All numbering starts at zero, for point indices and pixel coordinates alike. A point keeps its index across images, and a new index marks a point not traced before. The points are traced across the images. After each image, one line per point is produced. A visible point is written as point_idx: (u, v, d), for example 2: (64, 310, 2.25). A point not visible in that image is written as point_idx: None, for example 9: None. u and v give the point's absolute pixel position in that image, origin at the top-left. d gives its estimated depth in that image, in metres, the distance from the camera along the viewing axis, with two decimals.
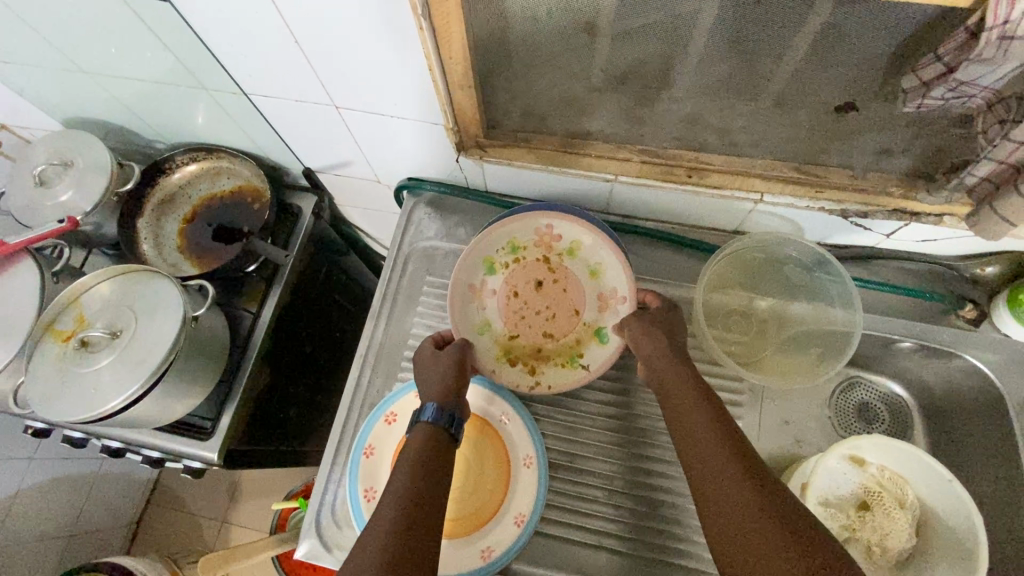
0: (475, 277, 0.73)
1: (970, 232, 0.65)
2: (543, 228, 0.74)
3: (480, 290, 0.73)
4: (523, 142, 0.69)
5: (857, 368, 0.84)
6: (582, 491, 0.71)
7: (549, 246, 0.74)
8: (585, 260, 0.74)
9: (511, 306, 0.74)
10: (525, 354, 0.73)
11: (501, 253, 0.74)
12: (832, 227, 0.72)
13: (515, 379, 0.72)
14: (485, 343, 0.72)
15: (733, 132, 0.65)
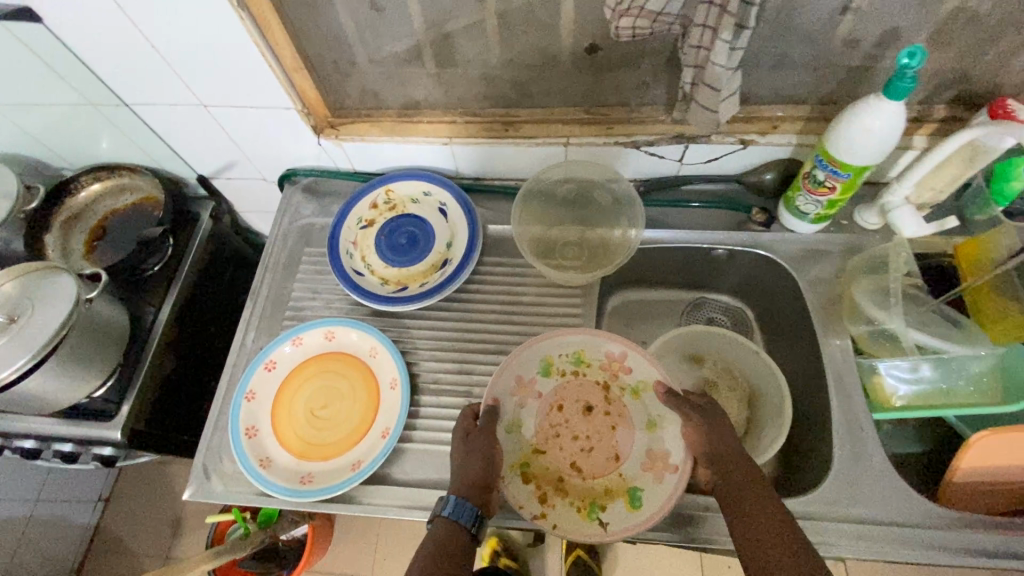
0: (529, 372, 0.76)
1: (737, 143, 0.81)
2: (615, 356, 0.77)
3: (524, 387, 0.75)
4: (366, 118, 0.84)
5: (700, 290, 0.97)
6: (453, 403, 0.78)
7: (615, 370, 0.76)
8: (647, 407, 0.74)
9: (548, 417, 0.75)
10: (546, 471, 0.72)
11: (561, 364, 0.77)
12: (634, 161, 0.86)
13: (521, 498, 0.69)
14: (510, 443, 0.73)
15: (528, 87, 0.80)
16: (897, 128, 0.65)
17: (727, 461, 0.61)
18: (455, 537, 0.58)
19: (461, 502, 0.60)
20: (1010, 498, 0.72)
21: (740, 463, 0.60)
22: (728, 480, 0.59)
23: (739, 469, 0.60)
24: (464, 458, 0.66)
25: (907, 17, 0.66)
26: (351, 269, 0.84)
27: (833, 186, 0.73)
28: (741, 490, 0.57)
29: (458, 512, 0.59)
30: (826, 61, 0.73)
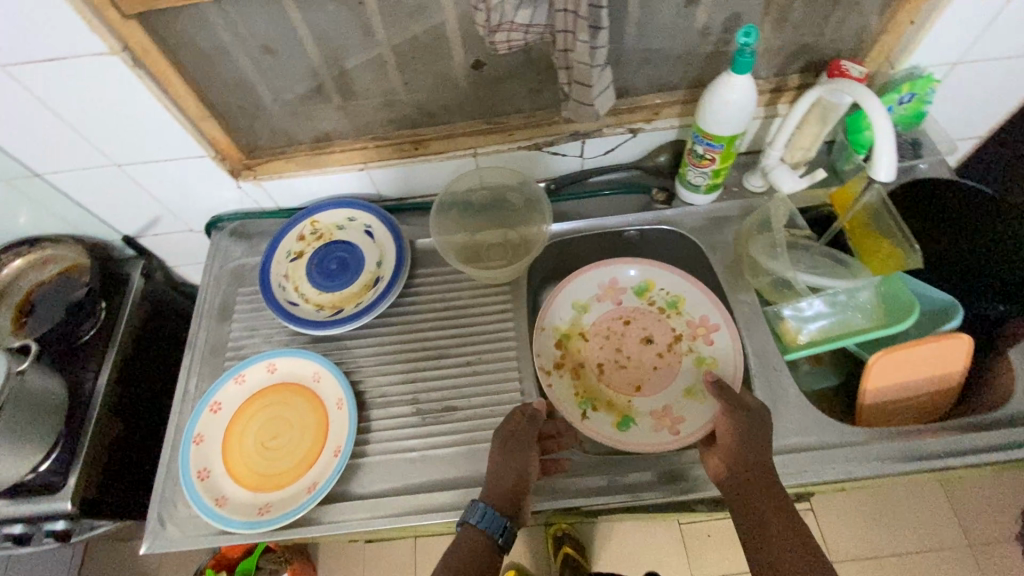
0: (626, 283, 0.88)
1: (626, 133, 0.89)
2: (705, 321, 0.83)
3: (612, 291, 0.88)
4: (281, 156, 0.88)
5: None
6: (395, 414, 0.80)
7: (699, 334, 0.83)
8: (699, 371, 0.81)
9: (607, 322, 0.87)
10: (574, 351, 0.84)
11: (657, 299, 0.87)
12: (540, 161, 0.93)
13: (543, 350, 0.82)
14: (562, 313, 0.86)
15: (428, 107, 0.85)
16: (750, 98, 0.73)
17: (749, 475, 0.64)
18: (478, 544, 0.63)
19: (493, 513, 0.64)
20: (915, 410, 0.80)
21: (764, 481, 0.64)
22: (750, 496, 0.63)
23: (763, 488, 0.63)
24: (496, 469, 0.68)
25: (742, 3, 0.76)
26: (285, 301, 0.86)
27: (713, 158, 0.82)
28: (762, 507, 0.62)
29: (488, 521, 0.64)
30: (685, 49, 0.82)
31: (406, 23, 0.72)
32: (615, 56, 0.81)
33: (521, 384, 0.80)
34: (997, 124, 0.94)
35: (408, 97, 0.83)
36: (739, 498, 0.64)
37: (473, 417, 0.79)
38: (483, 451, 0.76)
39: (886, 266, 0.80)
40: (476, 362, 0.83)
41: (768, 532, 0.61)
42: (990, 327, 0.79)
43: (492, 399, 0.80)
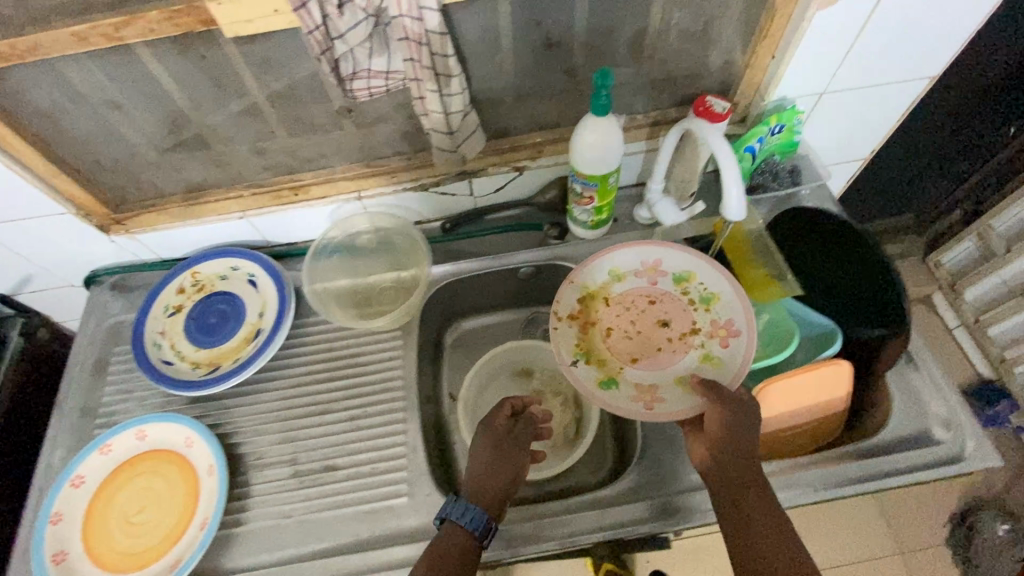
0: (667, 267, 0.84)
1: (512, 171, 0.88)
2: (729, 327, 0.79)
3: (652, 271, 0.84)
4: (151, 208, 0.84)
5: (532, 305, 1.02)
6: (272, 476, 0.77)
7: (717, 335, 0.79)
8: (704, 365, 0.77)
9: (634, 294, 0.84)
10: (592, 312, 0.82)
11: (688, 293, 0.83)
12: (430, 201, 0.92)
13: (566, 298, 0.83)
14: (600, 273, 0.84)
15: (301, 153, 0.82)
16: (613, 138, 0.74)
17: (733, 462, 0.66)
18: (450, 539, 0.63)
19: (478, 512, 0.63)
20: (805, 434, 0.80)
21: (746, 468, 0.65)
22: (732, 483, 0.65)
23: (746, 474, 0.65)
24: (488, 470, 0.67)
25: (605, 42, 0.76)
26: (159, 360, 0.82)
27: (591, 195, 0.82)
28: (747, 494, 0.64)
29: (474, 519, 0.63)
30: (559, 86, 0.81)
31: (259, 75, 0.70)
32: (488, 96, 0.81)
33: (405, 437, 0.78)
34: (874, 145, 0.96)
35: (279, 144, 0.80)
36: (725, 483, 0.66)
37: (353, 475, 0.76)
38: (362, 513, 0.73)
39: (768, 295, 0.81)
40: (360, 416, 0.80)
41: (750, 520, 0.63)
42: (869, 353, 0.79)
43: (374, 454, 0.77)
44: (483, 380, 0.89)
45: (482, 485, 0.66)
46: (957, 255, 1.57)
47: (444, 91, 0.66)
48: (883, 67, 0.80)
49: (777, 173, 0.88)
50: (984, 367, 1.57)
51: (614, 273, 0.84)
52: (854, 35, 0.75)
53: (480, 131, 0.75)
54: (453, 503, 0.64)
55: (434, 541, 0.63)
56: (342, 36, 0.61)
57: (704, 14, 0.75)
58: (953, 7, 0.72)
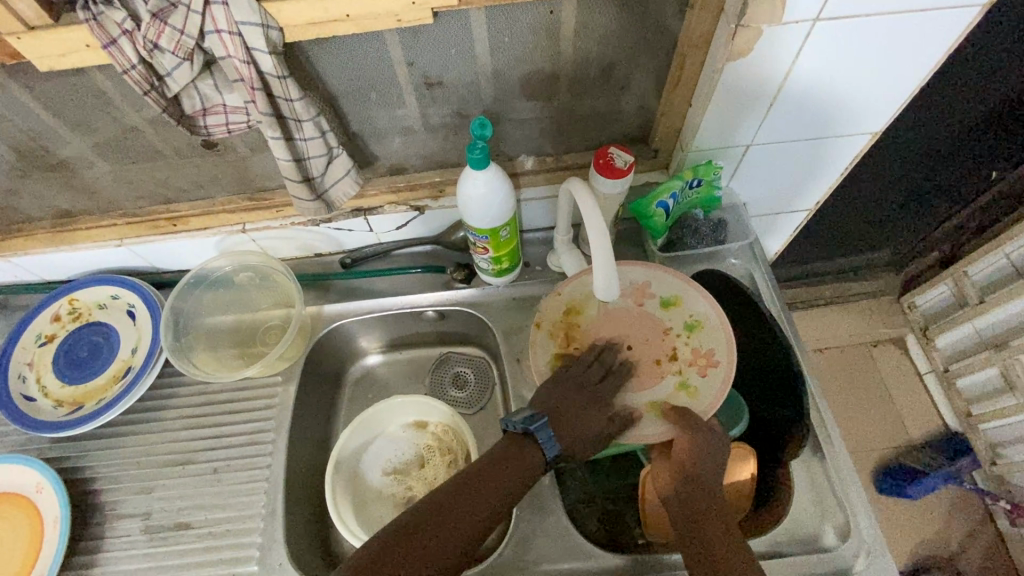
0: (655, 288, 0.75)
1: (411, 211, 0.82)
2: (711, 358, 0.70)
3: (639, 292, 0.75)
4: (19, 233, 0.79)
5: (445, 344, 0.93)
6: (120, 531, 0.72)
7: (696, 363, 0.70)
8: (678, 395, 0.68)
9: (613, 315, 0.74)
10: (570, 329, 0.73)
11: (674, 317, 0.73)
12: (328, 236, 0.86)
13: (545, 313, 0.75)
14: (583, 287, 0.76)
15: (174, 183, 0.77)
16: (499, 193, 0.67)
17: (698, 493, 0.63)
18: (530, 453, 0.63)
19: (551, 438, 0.64)
20: None
21: (709, 501, 0.63)
22: (696, 516, 0.62)
23: (709, 504, 0.62)
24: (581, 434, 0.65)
25: (497, 82, 0.69)
26: (20, 396, 0.77)
27: (484, 246, 0.75)
28: (707, 526, 0.60)
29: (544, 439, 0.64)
30: (451, 125, 0.74)
31: (105, 109, 0.65)
32: (373, 133, 0.74)
33: (266, 496, 0.73)
34: (819, 196, 0.89)
35: (146, 173, 0.75)
36: (689, 519, 0.62)
37: (205, 536, 0.71)
38: None
39: None
40: (224, 469, 0.75)
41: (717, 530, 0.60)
42: (778, 436, 0.71)
43: (230, 514, 0.72)
44: (368, 434, 0.82)
45: (567, 420, 0.65)
46: (933, 298, 1.44)
47: (296, 136, 0.61)
48: (817, 122, 0.73)
49: (698, 229, 0.82)
50: (951, 419, 1.45)
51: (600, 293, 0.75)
52: (777, 89, 0.67)
53: (355, 170, 0.69)
54: (527, 419, 0.65)
55: (499, 445, 0.64)
56: (170, 73, 0.54)
57: (605, 58, 0.68)
58: (888, 62, 0.65)
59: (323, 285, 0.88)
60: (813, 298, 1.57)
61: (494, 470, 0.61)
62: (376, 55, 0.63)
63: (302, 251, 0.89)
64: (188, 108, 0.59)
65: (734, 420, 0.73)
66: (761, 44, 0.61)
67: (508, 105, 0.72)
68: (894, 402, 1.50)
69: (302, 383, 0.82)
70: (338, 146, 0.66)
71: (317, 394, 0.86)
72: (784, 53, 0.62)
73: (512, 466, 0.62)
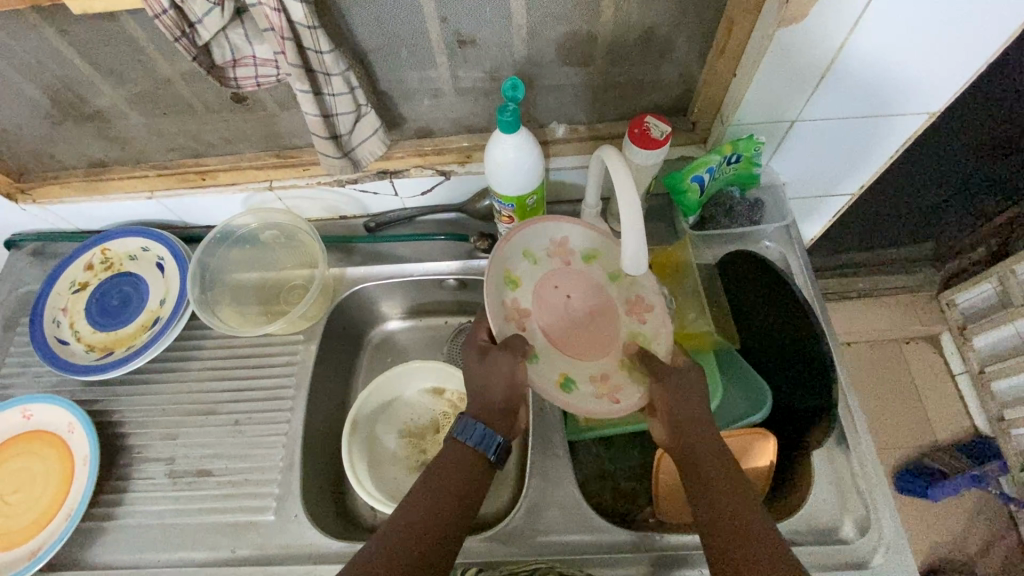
0: (575, 245, 0.71)
1: (437, 176, 0.80)
2: (640, 300, 0.69)
3: (561, 251, 0.70)
4: (54, 180, 0.81)
5: (465, 314, 0.93)
6: (143, 473, 0.74)
7: (633, 311, 0.68)
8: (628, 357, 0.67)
9: (550, 281, 0.69)
10: (518, 306, 0.67)
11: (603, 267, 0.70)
12: (353, 198, 0.85)
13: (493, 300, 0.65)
14: (519, 261, 0.68)
15: (204, 137, 0.77)
16: (528, 159, 0.65)
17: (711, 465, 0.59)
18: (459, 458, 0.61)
19: (486, 433, 0.61)
20: None
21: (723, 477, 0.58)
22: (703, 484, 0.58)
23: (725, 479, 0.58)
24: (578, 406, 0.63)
25: (531, 43, 0.66)
26: (54, 338, 0.80)
27: (509, 215, 0.74)
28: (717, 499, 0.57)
29: (477, 438, 0.61)
30: (482, 88, 0.72)
31: (139, 58, 0.64)
32: (402, 92, 0.72)
33: (284, 450, 0.74)
34: (863, 180, 0.85)
35: (177, 126, 0.75)
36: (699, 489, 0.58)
37: (225, 484, 0.73)
38: (225, 525, 0.70)
39: (702, 346, 0.74)
40: (244, 421, 0.77)
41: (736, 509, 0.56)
42: (801, 425, 0.69)
43: (249, 465, 0.74)
44: (385, 397, 0.82)
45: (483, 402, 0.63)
46: (973, 297, 1.38)
47: (325, 90, 0.60)
48: (869, 99, 0.68)
49: (732, 208, 0.78)
50: (980, 421, 1.40)
51: (530, 258, 0.69)
52: (831, 60, 0.63)
53: (382, 129, 0.68)
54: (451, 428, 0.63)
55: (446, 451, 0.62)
56: (201, 19, 0.53)
57: (646, 21, 0.64)
58: (957, 35, 0.60)
59: (346, 248, 0.88)
60: (847, 289, 1.51)
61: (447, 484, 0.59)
62: (408, 9, 0.60)
63: (328, 212, 0.89)
64: (218, 58, 0.58)
65: (758, 405, 0.71)
66: (818, 9, 0.56)
67: (542, 69, 0.70)
68: (922, 400, 1.45)
69: (323, 343, 0.83)
70: (366, 104, 0.65)
71: (336, 353, 0.87)
72: (843, 21, 0.58)
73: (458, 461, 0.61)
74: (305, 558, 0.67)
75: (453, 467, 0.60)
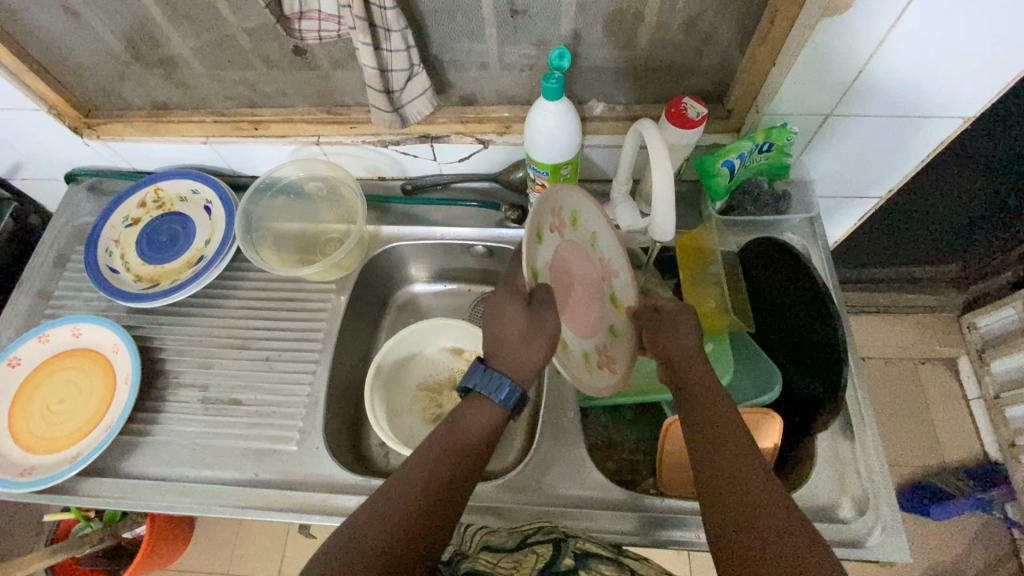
0: (619, 283, 0.69)
1: (476, 143, 0.83)
2: (612, 357, 0.67)
3: (608, 270, 0.68)
4: (119, 118, 0.86)
5: (487, 284, 0.97)
6: (179, 397, 0.79)
7: (605, 357, 0.66)
8: (572, 350, 0.63)
9: (580, 252, 0.64)
10: (565, 225, 0.62)
11: (612, 318, 0.68)
12: (393, 159, 0.89)
13: (564, 200, 0.61)
14: (591, 217, 0.66)
15: (261, 88, 0.82)
16: (566, 129, 0.68)
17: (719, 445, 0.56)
18: (481, 408, 0.60)
19: (501, 380, 0.60)
20: None
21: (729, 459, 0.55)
22: (732, 500, 0.51)
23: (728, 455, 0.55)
24: (495, 315, 0.61)
25: (580, 19, 0.69)
26: (106, 266, 0.85)
27: (543, 184, 0.76)
28: (741, 505, 0.51)
29: (493, 387, 0.60)
30: (527, 59, 0.75)
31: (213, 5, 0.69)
32: (452, 58, 0.75)
33: (311, 387, 0.79)
34: (894, 182, 0.86)
35: (239, 76, 0.80)
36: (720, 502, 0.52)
37: (253, 414, 0.77)
38: (252, 451, 0.75)
39: (715, 328, 0.76)
40: (275, 358, 0.81)
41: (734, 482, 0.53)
42: (807, 412, 0.71)
43: (277, 398, 0.78)
44: (407, 351, 0.86)
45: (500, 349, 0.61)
46: (994, 321, 1.38)
47: (383, 46, 0.64)
48: (903, 100, 0.70)
49: (759, 197, 0.80)
50: (990, 446, 1.39)
51: (597, 240, 0.66)
52: (867, 58, 0.65)
53: (431, 90, 0.72)
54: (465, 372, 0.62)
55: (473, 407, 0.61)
56: None
57: (693, 4, 0.67)
58: (995, 43, 0.62)
59: (381, 207, 0.92)
60: (867, 304, 1.52)
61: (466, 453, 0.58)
62: None
63: (368, 172, 0.93)
64: (288, 8, 0.62)
65: (766, 387, 0.73)
66: (861, 3, 0.58)
67: (588, 45, 0.72)
68: (932, 419, 1.44)
69: (353, 295, 0.87)
70: (419, 64, 0.68)
71: (364, 306, 0.91)
72: (882, 19, 0.60)
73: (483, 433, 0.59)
74: (322, 487, 0.71)
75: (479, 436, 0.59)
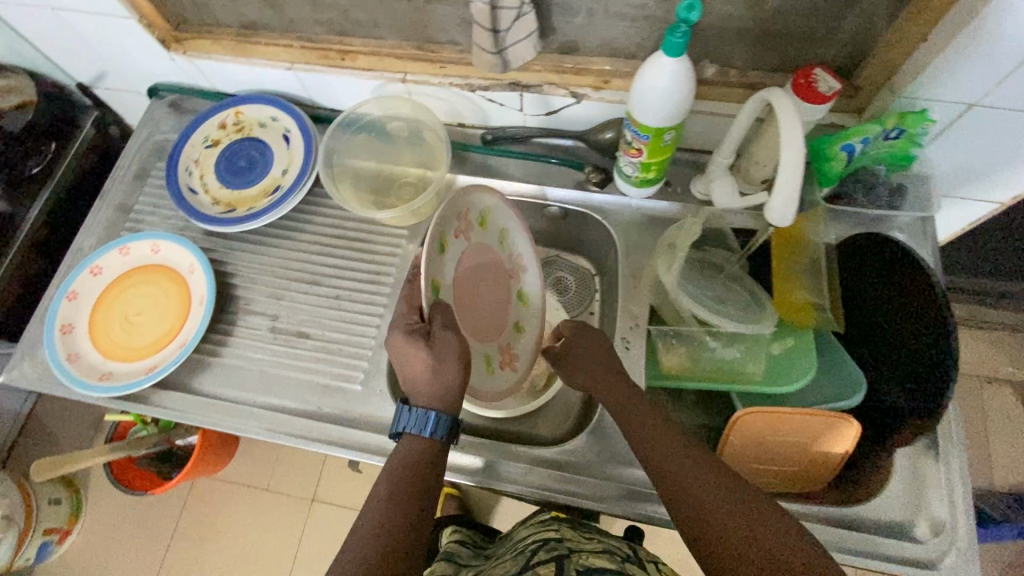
0: (527, 280, 0.79)
1: (569, 97, 0.79)
2: (513, 354, 0.77)
3: (509, 272, 0.78)
4: (207, 35, 0.85)
5: (555, 248, 0.95)
6: (248, 323, 0.81)
7: (507, 354, 0.77)
8: (478, 351, 0.74)
9: (478, 257, 0.74)
10: (469, 232, 0.72)
11: (517, 316, 0.78)
12: (478, 105, 0.85)
13: (457, 208, 0.70)
14: (494, 223, 0.76)
15: (353, 15, 0.78)
16: (679, 91, 0.63)
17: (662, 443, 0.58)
18: (409, 449, 0.58)
19: (426, 416, 0.59)
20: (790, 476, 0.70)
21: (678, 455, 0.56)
22: (692, 495, 0.52)
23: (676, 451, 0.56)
24: (404, 356, 0.61)
25: None
26: (186, 186, 0.86)
27: (639, 148, 0.71)
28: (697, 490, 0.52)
29: (419, 424, 0.59)
30: (644, 10, 0.68)
31: None
32: (562, 1, 0.69)
33: (376, 330, 0.79)
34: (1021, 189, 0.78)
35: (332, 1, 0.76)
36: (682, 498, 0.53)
37: (319, 349, 0.78)
38: (316, 385, 0.76)
39: (806, 322, 0.72)
40: (344, 297, 0.81)
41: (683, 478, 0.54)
42: (888, 423, 0.67)
43: (343, 337, 0.79)
44: None
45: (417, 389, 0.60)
46: None
47: None
48: None
49: (873, 188, 0.74)
50: None
51: (506, 237, 0.77)
52: None
53: (537, 35, 0.67)
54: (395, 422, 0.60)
55: (405, 450, 0.58)
56: None
57: None
58: None
59: (460, 156, 0.89)
60: None
61: (411, 487, 0.55)
62: None
63: (449, 116, 0.89)
64: None
65: (854, 388, 0.68)
66: None
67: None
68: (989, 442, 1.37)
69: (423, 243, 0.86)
70: (529, 4, 0.63)
71: None
72: None
73: (422, 462, 0.57)
74: (383, 429, 0.73)
75: (419, 468, 0.57)
